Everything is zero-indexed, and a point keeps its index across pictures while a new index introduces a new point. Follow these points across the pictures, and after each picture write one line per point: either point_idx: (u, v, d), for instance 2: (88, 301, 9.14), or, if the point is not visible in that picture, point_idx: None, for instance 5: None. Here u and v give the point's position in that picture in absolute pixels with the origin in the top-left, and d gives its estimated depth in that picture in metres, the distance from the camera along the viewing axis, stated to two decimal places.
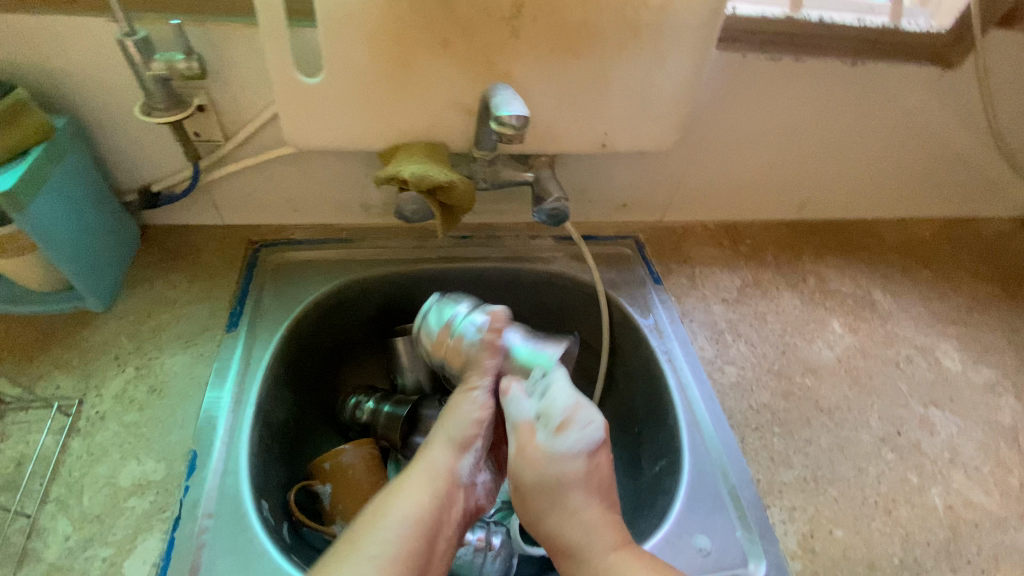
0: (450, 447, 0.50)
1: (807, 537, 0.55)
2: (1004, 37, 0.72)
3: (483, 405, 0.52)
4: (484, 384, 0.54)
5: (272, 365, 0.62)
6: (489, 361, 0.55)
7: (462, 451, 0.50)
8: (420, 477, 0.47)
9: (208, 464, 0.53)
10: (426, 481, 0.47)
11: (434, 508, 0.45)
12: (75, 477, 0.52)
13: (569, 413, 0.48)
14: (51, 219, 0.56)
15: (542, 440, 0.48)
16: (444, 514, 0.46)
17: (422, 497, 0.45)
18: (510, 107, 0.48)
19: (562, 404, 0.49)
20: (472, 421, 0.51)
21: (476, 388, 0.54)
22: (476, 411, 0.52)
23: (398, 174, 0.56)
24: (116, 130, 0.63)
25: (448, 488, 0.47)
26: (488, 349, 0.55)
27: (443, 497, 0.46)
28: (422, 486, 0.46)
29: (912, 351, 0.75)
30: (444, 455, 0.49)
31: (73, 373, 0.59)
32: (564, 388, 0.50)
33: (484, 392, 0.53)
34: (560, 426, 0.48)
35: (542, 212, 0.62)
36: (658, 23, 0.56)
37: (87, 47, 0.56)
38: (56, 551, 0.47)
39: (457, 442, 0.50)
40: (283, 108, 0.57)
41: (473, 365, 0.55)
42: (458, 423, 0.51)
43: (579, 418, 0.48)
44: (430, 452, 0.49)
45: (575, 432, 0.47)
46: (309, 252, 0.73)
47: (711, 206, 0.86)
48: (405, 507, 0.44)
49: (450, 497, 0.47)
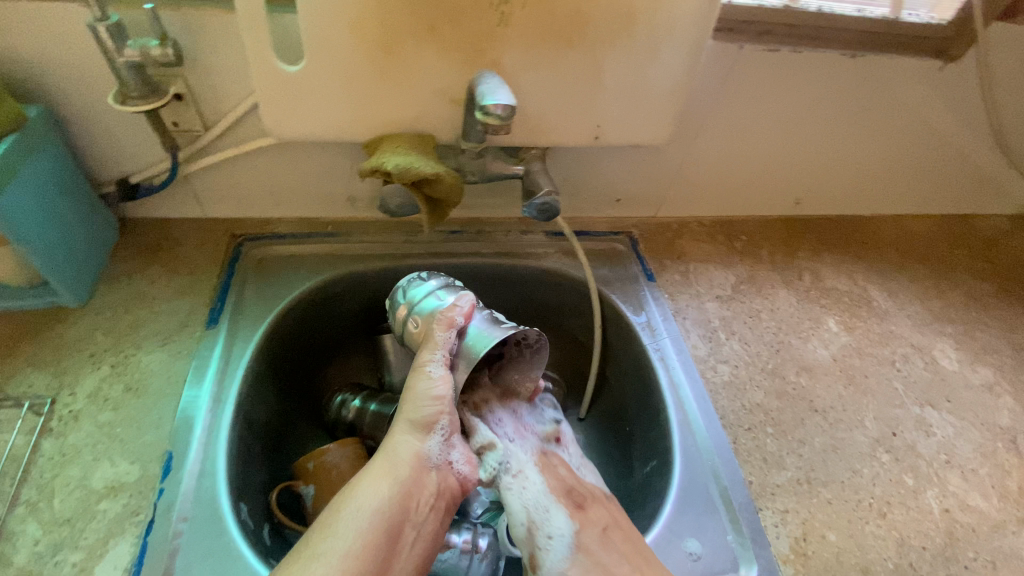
0: (412, 433, 0.47)
1: (800, 541, 0.54)
2: (1007, 30, 0.71)
3: (442, 381, 0.47)
4: (441, 356, 0.48)
5: (252, 363, 0.61)
6: (444, 334, 0.49)
7: (426, 433, 0.46)
8: (382, 466, 0.45)
9: (184, 466, 0.52)
10: (388, 469, 0.45)
11: (396, 496, 0.44)
12: (46, 478, 0.50)
13: (531, 533, 0.47)
14: (22, 213, 0.54)
15: (533, 573, 0.46)
16: (410, 502, 0.44)
17: (382, 488, 0.44)
18: (496, 96, 0.46)
19: (521, 527, 0.47)
20: (434, 398, 0.47)
21: (432, 361, 0.48)
22: (437, 388, 0.47)
23: (381, 166, 0.54)
24: (91, 120, 0.61)
25: (413, 475, 0.45)
26: (440, 322, 0.50)
27: (407, 485, 0.44)
28: (383, 477, 0.45)
29: (909, 350, 0.73)
30: (409, 442, 0.46)
31: (47, 370, 0.57)
32: (519, 495, 0.48)
33: (444, 369, 0.48)
34: (535, 552, 0.46)
35: (530, 207, 0.60)
36: (653, 12, 0.54)
37: (58, 33, 0.54)
38: (24, 556, 0.45)
39: (421, 426, 0.47)
40: (264, 97, 0.55)
41: (427, 340, 0.50)
42: (418, 403, 0.47)
43: (543, 536, 0.46)
44: (395, 439, 0.47)
45: (547, 560, 0.45)
46: (293, 247, 0.71)
47: (706, 201, 0.84)
48: (364, 500, 0.43)
49: (416, 484, 0.45)
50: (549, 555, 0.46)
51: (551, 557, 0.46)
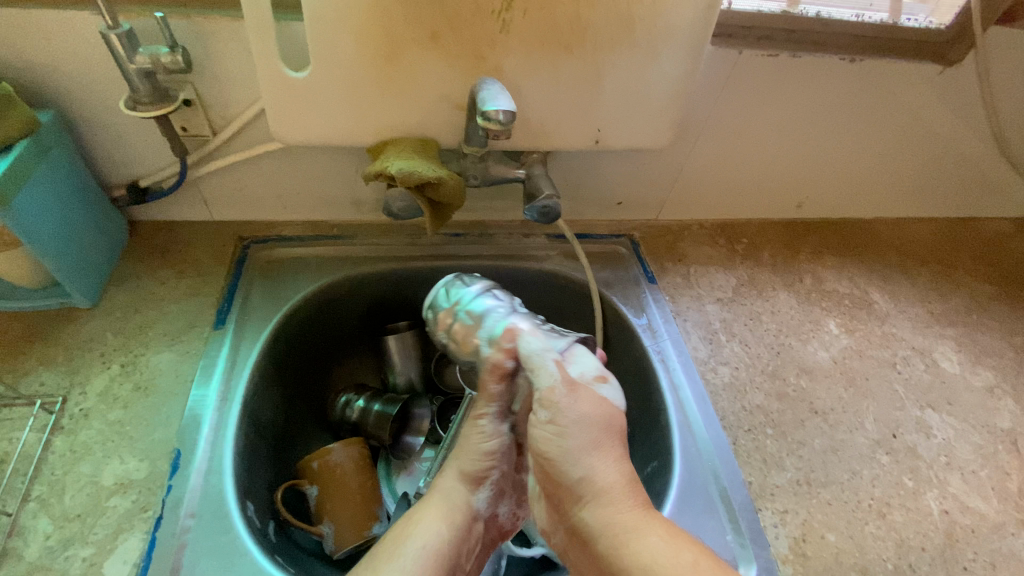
0: (464, 482, 0.47)
1: (799, 542, 0.54)
2: (1006, 34, 0.71)
3: (495, 433, 0.47)
4: (497, 410, 0.47)
5: (259, 363, 0.62)
6: (497, 386, 0.47)
7: (476, 486, 0.47)
8: (437, 508, 0.45)
9: (191, 464, 0.53)
10: (442, 510, 0.45)
11: (451, 541, 0.44)
12: (57, 475, 0.51)
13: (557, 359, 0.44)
14: (34, 215, 0.55)
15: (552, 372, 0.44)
16: (462, 547, 0.45)
17: (439, 530, 0.44)
18: (497, 102, 0.47)
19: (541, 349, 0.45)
20: (486, 454, 0.47)
21: (487, 414, 0.48)
22: (490, 442, 0.47)
23: (385, 170, 0.55)
24: (103, 125, 0.63)
25: (466, 523, 0.46)
26: (491, 371, 0.47)
27: (460, 531, 0.45)
28: (437, 517, 0.45)
29: (909, 353, 0.74)
30: (459, 490, 0.47)
31: (58, 369, 0.59)
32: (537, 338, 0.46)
33: (498, 423, 0.48)
34: (557, 365, 0.44)
35: (532, 209, 0.61)
36: (652, 18, 0.55)
37: (71, 41, 0.56)
38: (36, 550, 0.47)
39: (476, 476, 0.47)
40: (270, 103, 0.57)
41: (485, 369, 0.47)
42: (471, 456, 0.47)
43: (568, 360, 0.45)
44: (447, 483, 0.47)
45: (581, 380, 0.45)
46: (298, 249, 0.73)
47: (707, 204, 0.85)
48: (423, 538, 0.43)
49: (469, 530, 0.46)
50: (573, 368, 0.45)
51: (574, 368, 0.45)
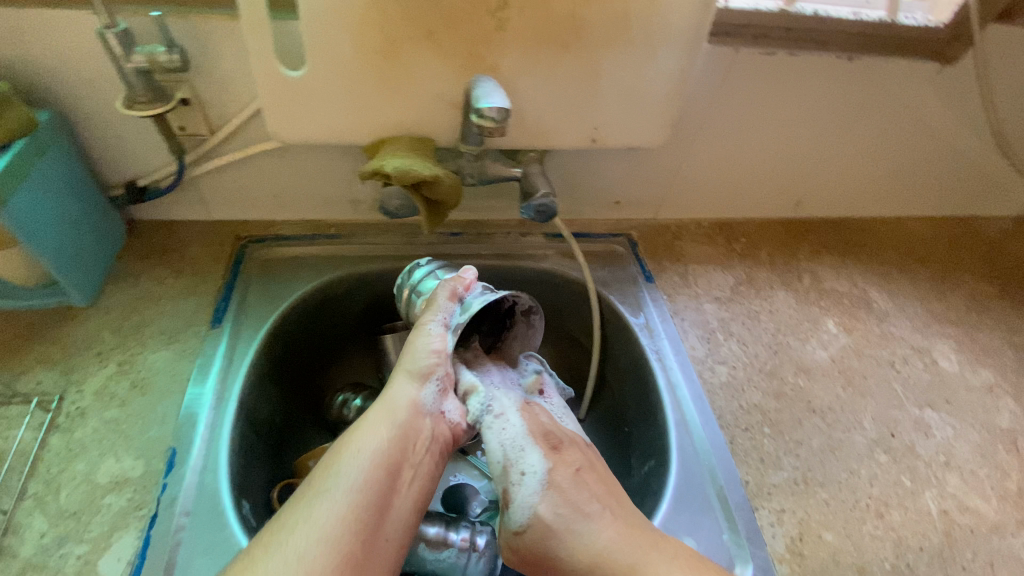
0: (410, 381, 0.49)
1: (796, 541, 0.54)
2: (1004, 33, 0.71)
3: (440, 339, 0.50)
4: (443, 318, 0.51)
5: (255, 361, 0.62)
6: (445, 300, 0.52)
7: (423, 382, 0.49)
8: (381, 411, 0.47)
9: (186, 462, 0.53)
10: (385, 415, 0.47)
11: (395, 440, 0.45)
12: (53, 473, 0.51)
13: (506, 470, 0.47)
14: (33, 215, 0.55)
15: (508, 493, 0.47)
16: (408, 444, 0.46)
17: (382, 432, 0.45)
18: (491, 99, 0.47)
19: (498, 458, 0.47)
20: (432, 351, 0.50)
21: (432, 321, 0.51)
22: (434, 343, 0.50)
23: (380, 169, 0.55)
24: (102, 125, 0.63)
25: (410, 420, 0.47)
26: (444, 290, 0.52)
27: (404, 429, 0.46)
28: (380, 422, 0.46)
29: (908, 352, 0.73)
30: (404, 390, 0.48)
31: (55, 367, 0.59)
32: (498, 435, 0.48)
33: (443, 329, 0.51)
34: (508, 481, 0.47)
35: (528, 208, 0.61)
36: (648, 16, 0.55)
37: (69, 41, 0.56)
38: (31, 548, 0.47)
39: (420, 375, 0.49)
40: (267, 102, 0.57)
41: (430, 302, 0.52)
42: (417, 356, 0.50)
43: (516, 473, 0.47)
44: (393, 388, 0.49)
45: (519, 497, 0.46)
46: (296, 249, 0.73)
47: (705, 203, 0.84)
48: (365, 442, 0.45)
49: (414, 427, 0.47)
50: (520, 490, 0.46)
51: (523, 491, 0.46)
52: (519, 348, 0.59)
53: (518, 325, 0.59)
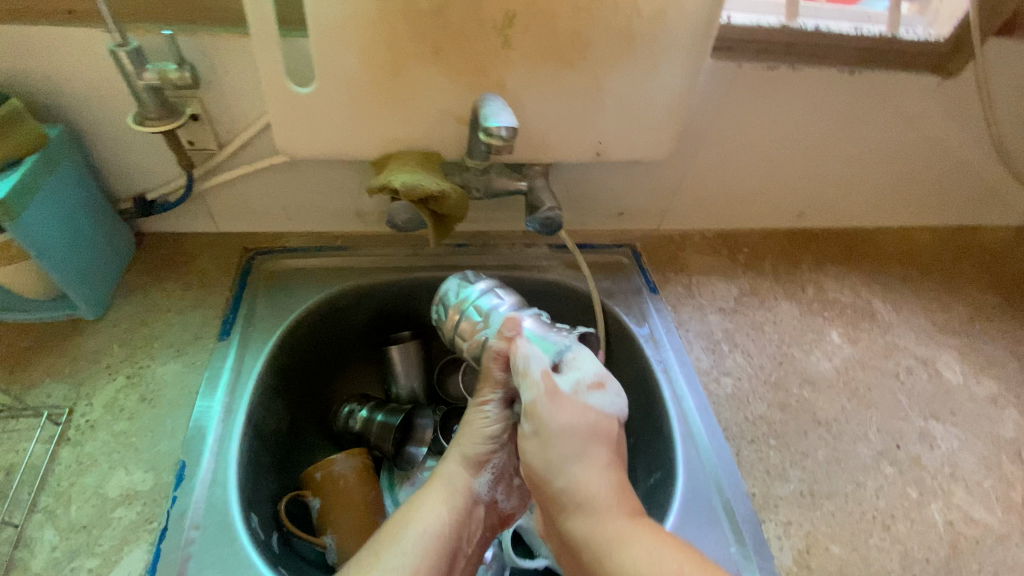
0: (464, 466, 0.50)
1: (803, 553, 0.54)
2: (1004, 46, 0.72)
3: (497, 415, 0.50)
4: (500, 397, 0.50)
5: (263, 373, 0.62)
6: (500, 368, 0.50)
7: (478, 471, 0.50)
8: (438, 493, 0.49)
9: (195, 475, 0.53)
10: (446, 497, 0.48)
11: (452, 525, 0.48)
12: (63, 486, 0.52)
13: (548, 387, 0.46)
14: (43, 229, 0.56)
15: (538, 412, 0.45)
16: (463, 532, 0.48)
17: (440, 513, 0.47)
18: (499, 118, 0.48)
19: (538, 376, 0.46)
20: (489, 435, 0.49)
21: (489, 400, 0.50)
22: (493, 426, 0.50)
23: (389, 184, 0.56)
24: (112, 140, 0.64)
25: (466, 506, 0.49)
26: (496, 350, 0.50)
27: (459, 513, 0.48)
28: (438, 502, 0.48)
29: (912, 363, 0.73)
30: (460, 476, 0.50)
31: (64, 381, 0.59)
32: (533, 374, 0.47)
33: (500, 410, 0.50)
34: (537, 406, 0.45)
35: (534, 221, 0.62)
36: (652, 32, 0.56)
37: (81, 58, 0.57)
38: (42, 561, 0.47)
39: (476, 463, 0.50)
40: (276, 118, 0.57)
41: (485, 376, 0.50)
42: (473, 439, 0.50)
43: (561, 394, 0.46)
44: (448, 468, 0.50)
45: (563, 406, 0.45)
46: (303, 260, 0.73)
47: (709, 215, 0.85)
48: (424, 524, 0.46)
49: (469, 515, 0.49)
50: (557, 407, 0.45)
51: (559, 411, 0.45)
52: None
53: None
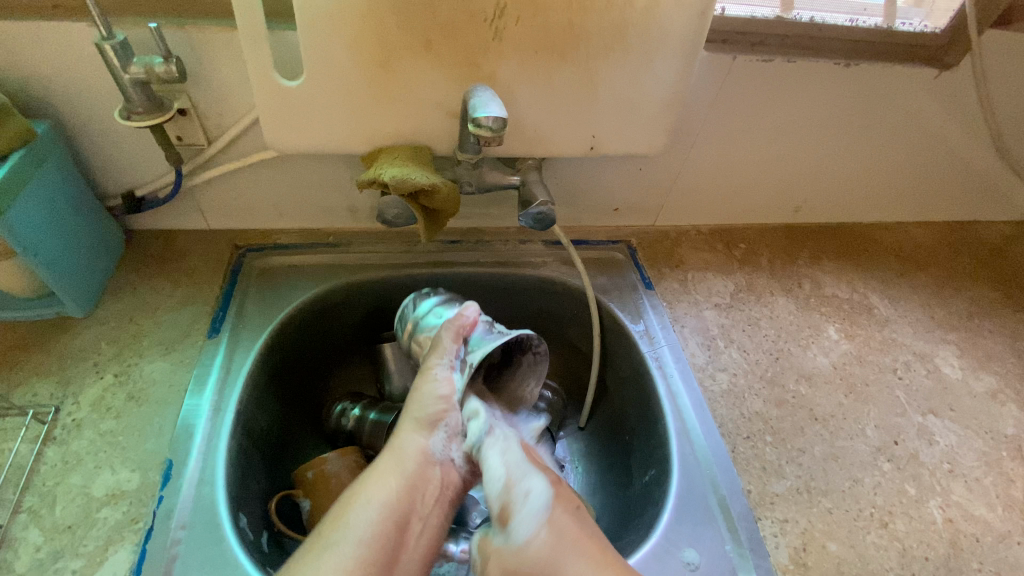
0: (419, 430, 0.48)
1: (800, 551, 0.53)
2: (1001, 38, 0.71)
3: (447, 381, 0.49)
4: (449, 361, 0.50)
5: (253, 371, 0.61)
6: (450, 344, 0.51)
7: (431, 429, 0.48)
8: (389, 462, 0.46)
9: (183, 474, 0.52)
10: (395, 464, 0.46)
11: (404, 491, 0.45)
12: (48, 486, 0.51)
13: (505, 491, 0.44)
14: (28, 226, 0.55)
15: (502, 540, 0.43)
16: (417, 495, 0.45)
17: (391, 481, 0.45)
18: (488, 109, 0.47)
19: (496, 485, 0.45)
20: (440, 398, 0.48)
21: (438, 366, 0.50)
22: (443, 387, 0.49)
23: (378, 178, 0.55)
24: (100, 135, 0.63)
25: (421, 469, 0.46)
26: (449, 331, 0.51)
27: (413, 480, 0.45)
28: (390, 470, 0.46)
29: (911, 358, 0.73)
30: (413, 438, 0.47)
31: (51, 379, 0.58)
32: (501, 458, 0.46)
33: (450, 372, 0.50)
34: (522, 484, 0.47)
35: (527, 216, 0.61)
36: (645, 24, 0.55)
37: (67, 52, 0.56)
38: (25, 563, 0.46)
39: (428, 423, 0.48)
40: (264, 112, 0.57)
41: (435, 346, 0.52)
42: (424, 403, 0.48)
43: (516, 493, 0.44)
44: (402, 435, 0.48)
45: (519, 514, 0.44)
46: (294, 258, 0.73)
47: (705, 210, 0.84)
48: (375, 492, 0.44)
49: (423, 477, 0.46)
50: (518, 524, 0.43)
51: (522, 527, 0.43)
52: (525, 384, 0.58)
53: (525, 362, 0.58)
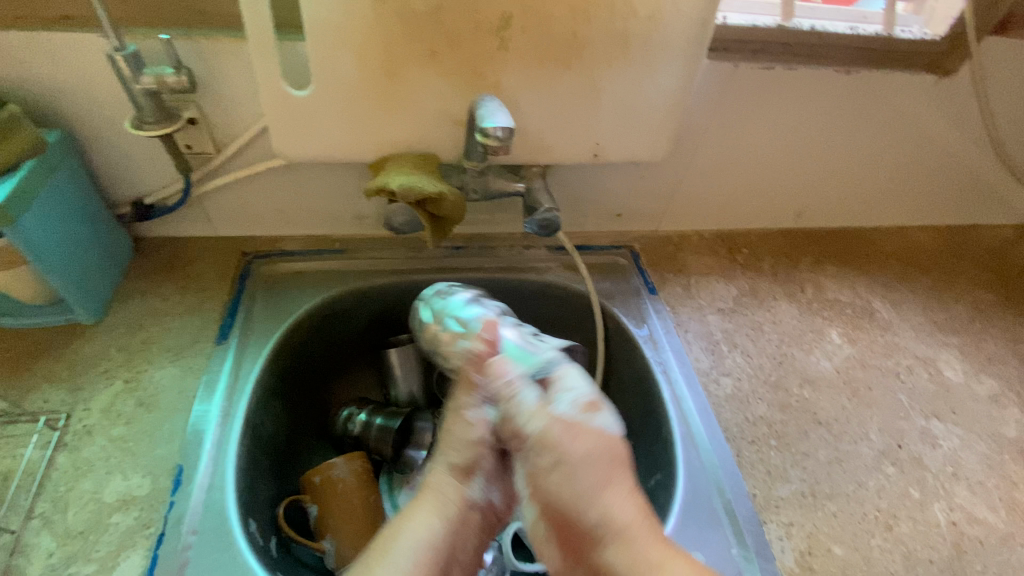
0: (456, 473, 0.46)
1: (805, 555, 0.53)
2: (1000, 45, 0.72)
3: (482, 423, 0.46)
4: (482, 400, 0.47)
5: (261, 377, 0.62)
6: (481, 376, 0.48)
7: (469, 475, 0.46)
8: (428, 507, 0.45)
9: (193, 479, 0.53)
10: (435, 510, 0.44)
11: (447, 538, 0.44)
12: (61, 492, 0.51)
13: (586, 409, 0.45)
14: (40, 234, 0.56)
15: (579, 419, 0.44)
16: (457, 541, 0.44)
17: (430, 527, 0.44)
18: (495, 118, 0.48)
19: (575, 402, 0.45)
20: (477, 441, 0.46)
21: (472, 406, 0.47)
22: (479, 430, 0.46)
23: (386, 186, 0.56)
24: (110, 144, 0.64)
25: (461, 513, 0.45)
26: (478, 365, 0.48)
27: (454, 525, 0.44)
28: (430, 516, 0.44)
29: (913, 362, 0.73)
30: (450, 482, 0.46)
31: (62, 386, 0.59)
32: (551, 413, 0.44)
33: (485, 412, 0.47)
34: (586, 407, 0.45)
35: (532, 222, 0.61)
36: (648, 33, 0.56)
37: (78, 63, 0.57)
38: (39, 568, 0.47)
39: (465, 466, 0.46)
40: (273, 122, 0.57)
41: (466, 381, 0.48)
42: (461, 445, 0.46)
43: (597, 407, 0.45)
44: (438, 478, 0.46)
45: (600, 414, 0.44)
46: (301, 264, 0.73)
47: (707, 215, 0.85)
48: (413, 540, 0.43)
49: (464, 523, 0.45)
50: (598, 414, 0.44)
51: (601, 418, 0.44)
52: None
53: None
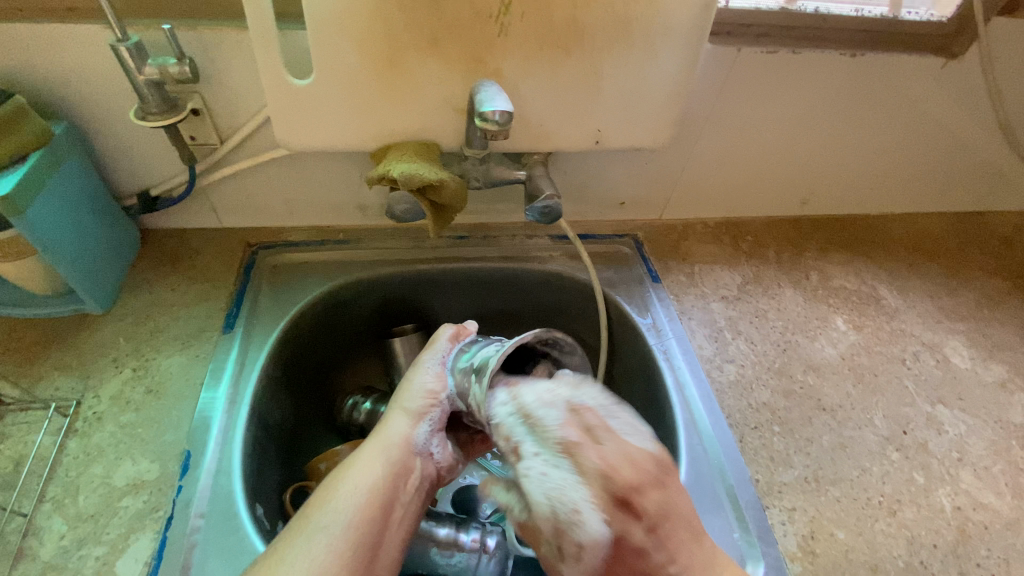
0: (407, 417, 0.49)
1: (808, 539, 0.54)
2: (1009, 26, 0.70)
3: (437, 378, 0.51)
4: (438, 358, 0.52)
5: (266, 365, 0.63)
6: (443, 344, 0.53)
7: (417, 421, 0.49)
8: (376, 448, 0.46)
9: (200, 464, 0.53)
10: (382, 450, 0.46)
11: (390, 477, 0.45)
12: (72, 476, 0.52)
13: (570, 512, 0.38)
14: (48, 225, 0.57)
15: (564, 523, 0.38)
16: (400, 483, 0.45)
17: (377, 467, 0.45)
18: (494, 103, 0.48)
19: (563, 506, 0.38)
20: (428, 391, 0.50)
21: (429, 362, 0.52)
22: (432, 383, 0.50)
23: (387, 174, 0.56)
24: (115, 136, 0.65)
25: (404, 456, 0.46)
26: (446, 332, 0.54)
27: (399, 466, 0.46)
28: (377, 456, 0.46)
29: (920, 349, 0.73)
30: (400, 425, 0.48)
31: (72, 373, 0.60)
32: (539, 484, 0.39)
33: (440, 367, 0.52)
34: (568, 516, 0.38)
35: (533, 210, 0.60)
36: (649, 17, 0.56)
37: (83, 56, 0.58)
38: (50, 550, 0.48)
39: (416, 413, 0.49)
40: (275, 111, 0.58)
41: (429, 343, 0.54)
42: (415, 393, 0.50)
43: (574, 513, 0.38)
44: (389, 421, 0.49)
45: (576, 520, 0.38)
46: (306, 254, 0.74)
47: (712, 203, 0.85)
48: (360, 477, 0.44)
49: (407, 465, 0.46)
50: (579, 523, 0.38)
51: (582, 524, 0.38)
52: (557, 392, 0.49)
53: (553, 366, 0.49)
